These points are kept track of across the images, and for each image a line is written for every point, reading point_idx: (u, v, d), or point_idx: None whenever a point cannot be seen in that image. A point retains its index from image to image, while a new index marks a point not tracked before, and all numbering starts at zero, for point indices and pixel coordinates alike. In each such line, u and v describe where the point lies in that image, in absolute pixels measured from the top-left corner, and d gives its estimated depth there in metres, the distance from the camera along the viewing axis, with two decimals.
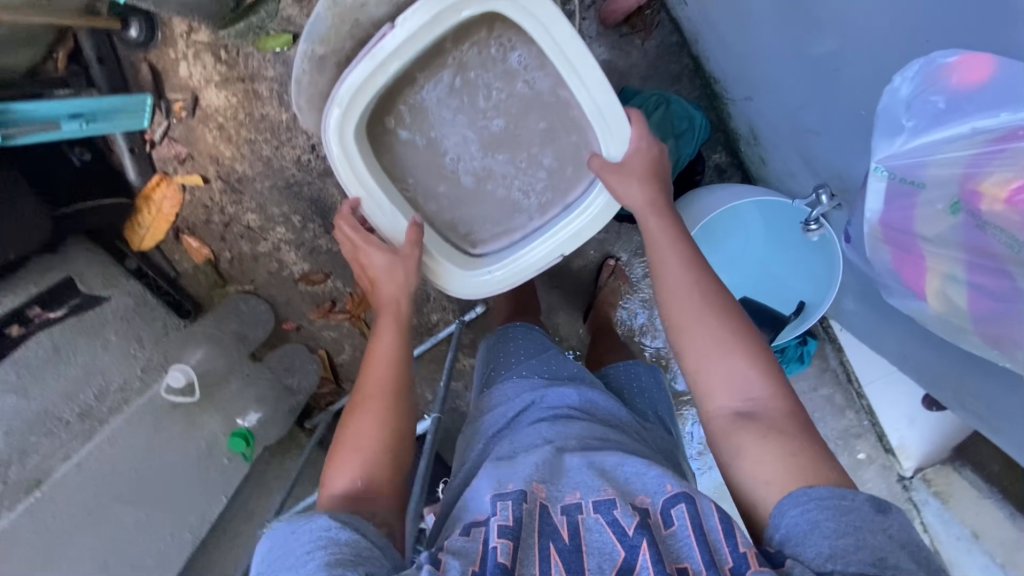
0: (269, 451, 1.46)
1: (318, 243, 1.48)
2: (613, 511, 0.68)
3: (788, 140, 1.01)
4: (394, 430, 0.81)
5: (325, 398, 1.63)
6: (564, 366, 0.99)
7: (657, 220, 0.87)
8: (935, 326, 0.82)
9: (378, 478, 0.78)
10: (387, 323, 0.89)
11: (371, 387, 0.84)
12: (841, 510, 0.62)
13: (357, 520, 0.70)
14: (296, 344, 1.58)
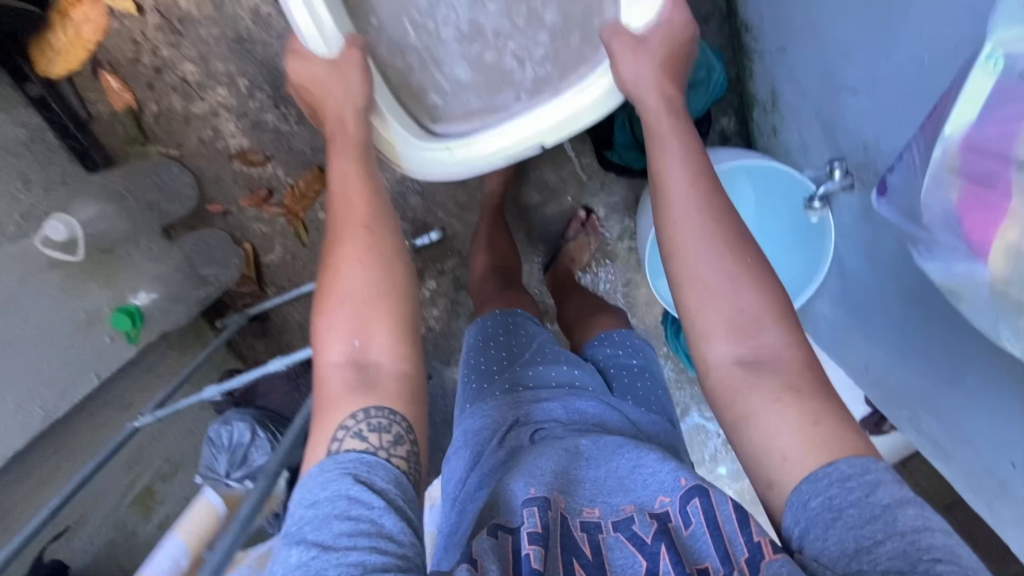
0: (166, 342, 1.31)
1: (264, 118, 1.28)
2: (632, 526, 0.64)
3: (811, 105, 0.89)
4: (377, 264, 0.71)
5: (242, 298, 1.46)
6: (564, 363, 0.92)
7: (667, 122, 0.79)
8: (977, 318, 0.52)
9: (379, 341, 0.67)
10: (346, 162, 0.79)
11: (348, 225, 0.73)
12: (866, 493, 0.56)
13: (372, 464, 0.59)
14: (219, 230, 1.39)
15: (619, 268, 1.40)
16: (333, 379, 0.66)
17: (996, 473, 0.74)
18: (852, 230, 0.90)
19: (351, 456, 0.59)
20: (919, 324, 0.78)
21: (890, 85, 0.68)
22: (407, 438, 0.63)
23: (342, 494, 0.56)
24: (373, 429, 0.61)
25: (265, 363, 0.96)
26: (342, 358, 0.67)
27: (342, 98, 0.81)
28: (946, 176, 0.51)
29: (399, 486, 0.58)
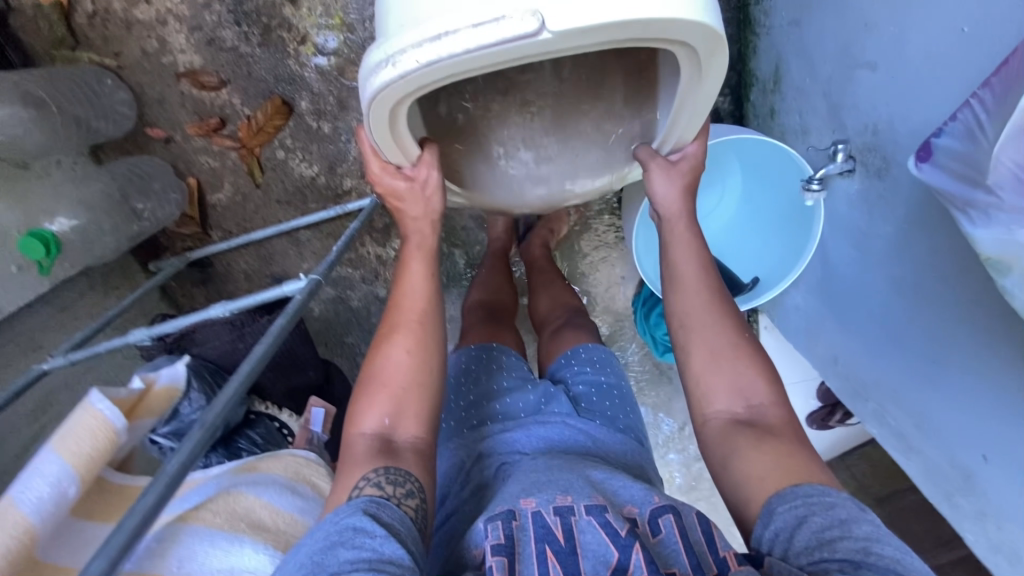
0: (88, 279, 1.18)
1: (221, 35, 1.14)
2: (606, 514, 0.59)
3: (820, 84, 0.86)
4: (428, 361, 0.70)
5: (182, 240, 1.31)
6: (532, 391, 0.86)
7: (685, 227, 0.78)
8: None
9: (408, 424, 0.67)
10: (416, 259, 0.76)
11: (404, 316, 0.72)
12: (824, 508, 0.57)
13: (382, 506, 0.58)
14: (160, 159, 1.23)
15: (595, 245, 1.35)
16: (359, 447, 0.65)
17: (963, 466, 0.75)
18: (841, 218, 0.88)
19: (363, 499, 0.58)
20: (905, 326, 0.78)
21: (918, 60, 0.65)
22: (418, 494, 0.62)
23: (349, 525, 0.55)
24: (390, 481, 0.61)
25: (205, 308, 0.84)
26: (372, 432, 0.66)
27: (416, 215, 0.77)
28: None
29: (404, 523, 0.58)
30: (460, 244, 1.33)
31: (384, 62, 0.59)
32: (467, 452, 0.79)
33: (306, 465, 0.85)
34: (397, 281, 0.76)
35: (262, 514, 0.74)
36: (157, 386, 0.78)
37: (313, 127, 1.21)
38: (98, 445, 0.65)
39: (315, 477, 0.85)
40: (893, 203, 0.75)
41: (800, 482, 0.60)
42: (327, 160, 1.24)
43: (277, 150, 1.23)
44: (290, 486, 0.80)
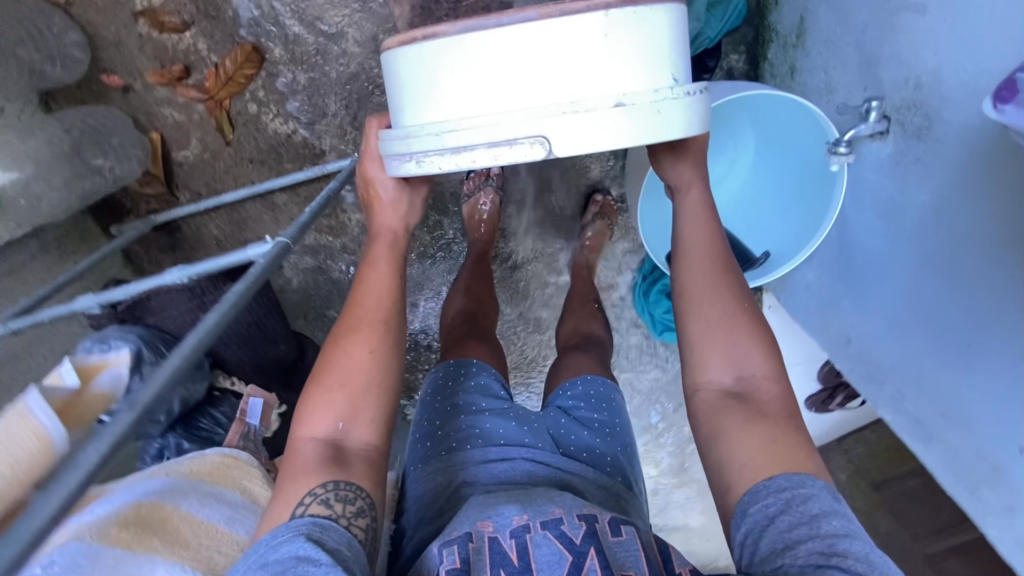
0: (39, 242, 1.07)
1: None
2: (560, 526, 0.59)
3: (852, 35, 0.77)
4: (387, 365, 0.68)
5: (145, 200, 1.21)
6: (513, 418, 0.79)
7: (700, 194, 0.72)
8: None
9: (362, 429, 0.65)
10: (384, 257, 0.74)
11: (367, 315, 0.70)
12: (796, 501, 0.53)
13: (323, 531, 0.56)
14: (118, 109, 1.12)
15: None
16: (307, 455, 0.63)
17: (992, 458, 0.70)
18: (868, 186, 0.80)
19: (306, 519, 0.57)
20: (939, 301, 0.71)
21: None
22: (369, 513, 0.61)
23: (291, 553, 0.52)
24: (338, 498, 0.59)
25: (159, 273, 0.74)
26: (322, 437, 0.64)
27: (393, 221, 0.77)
28: None
29: (350, 548, 0.56)
30: (452, 213, 1.23)
31: (410, 152, 0.61)
32: (439, 480, 0.73)
33: (243, 471, 0.78)
34: (361, 274, 0.73)
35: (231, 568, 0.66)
36: (94, 389, 0.67)
37: (288, 79, 1.10)
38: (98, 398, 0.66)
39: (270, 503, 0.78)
40: (934, 167, 0.67)
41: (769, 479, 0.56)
42: (304, 116, 1.13)
43: (249, 103, 1.12)
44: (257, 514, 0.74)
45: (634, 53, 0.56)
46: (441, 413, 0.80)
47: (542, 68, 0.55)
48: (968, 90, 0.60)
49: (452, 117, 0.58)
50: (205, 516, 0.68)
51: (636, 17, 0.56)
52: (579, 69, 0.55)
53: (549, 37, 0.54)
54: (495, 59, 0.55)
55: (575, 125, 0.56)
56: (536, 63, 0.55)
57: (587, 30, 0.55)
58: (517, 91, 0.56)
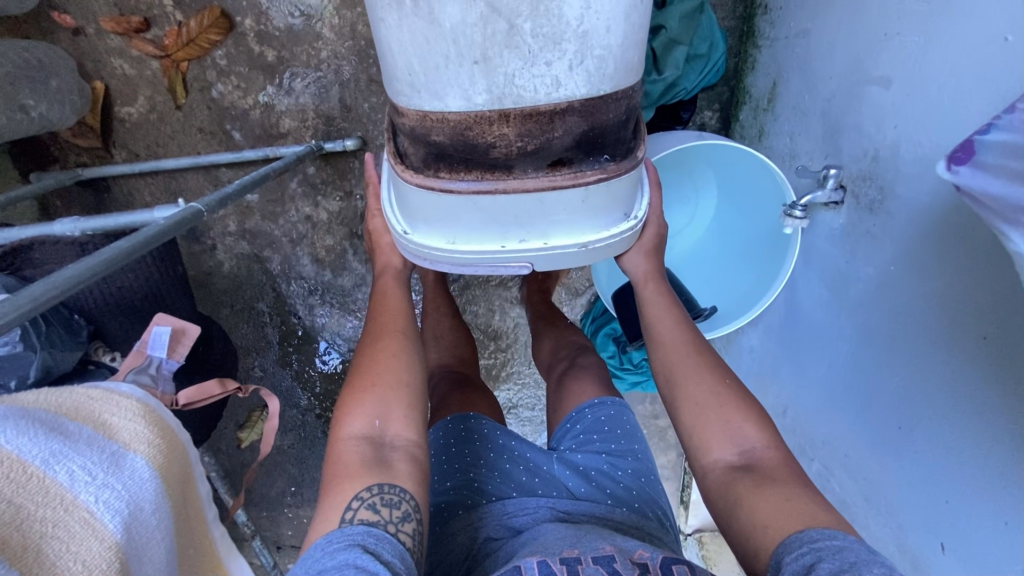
0: None
1: None
2: (614, 564, 0.52)
3: (819, 104, 0.77)
4: (412, 367, 0.69)
5: (78, 150, 1.12)
6: (526, 466, 0.73)
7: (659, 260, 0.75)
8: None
9: (398, 425, 0.63)
10: (393, 285, 0.77)
11: (389, 327, 0.72)
12: (831, 551, 0.46)
13: (383, 544, 0.52)
14: (64, 49, 1.04)
15: None
16: (350, 454, 0.60)
17: (914, 551, 0.67)
18: (818, 253, 0.80)
19: (359, 528, 0.53)
20: (877, 385, 0.68)
21: (943, 74, 0.56)
22: (416, 517, 0.57)
23: (348, 562, 0.49)
24: (386, 503, 0.56)
25: (47, 221, 0.65)
26: (360, 435, 0.62)
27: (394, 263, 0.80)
28: None
29: (404, 562, 0.52)
30: None
31: (421, 257, 0.64)
32: (461, 551, 0.65)
33: (114, 401, 0.56)
34: (372, 301, 0.76)
35: (35, 522, 0.45)
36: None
37: (255, 52, 1.05)
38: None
39: (141, 441, 0.55)
40: (884, 243, 0.66)
41: (803, 524, 0.50)
42: (265, 91, 1.07)
43: (208, 69, 1.06)
44: (109, 455, 0.52)
45: (601, 208, 0.59)
46: (450, 473, 0.72)
47: (531, 221, 0.57)
48: (926, 157, 0.59)
49: (461, 246, 0.59)
50: (18, 449, 0.46)
51: (612, 186, 0.58)
52: (566, 222, 0.58)
53: (542, 203, 0.56)
54: (485, 212, 0.57)
55: (558, 257, 0.60)
56: (531, 218, 0.57)
57: (563, 200, 0.56)
58: (512, 231, 0.58)
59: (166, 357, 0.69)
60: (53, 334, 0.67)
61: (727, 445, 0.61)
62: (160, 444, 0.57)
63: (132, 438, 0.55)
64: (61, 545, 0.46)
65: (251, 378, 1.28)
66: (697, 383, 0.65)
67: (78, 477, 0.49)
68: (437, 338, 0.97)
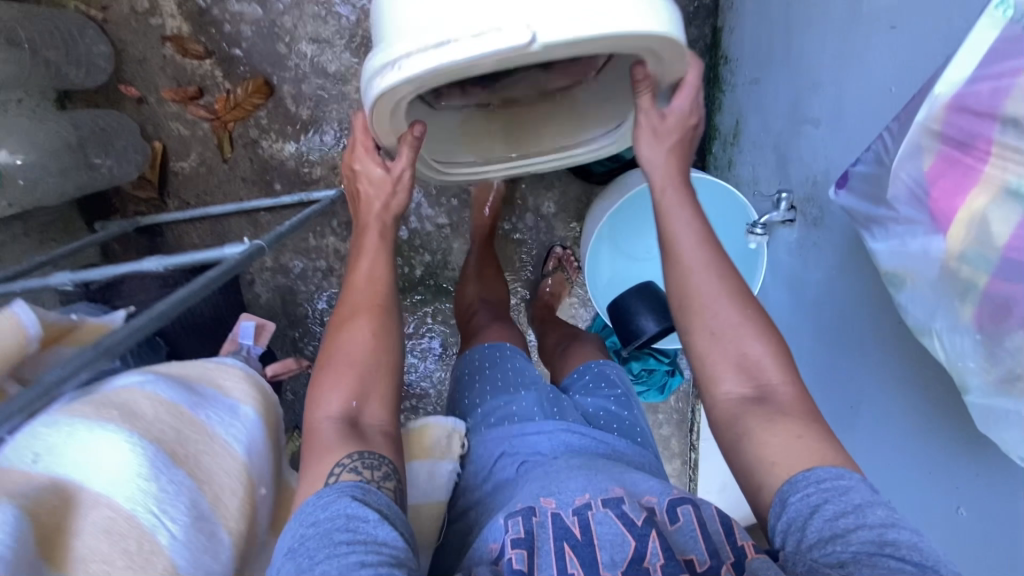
0: (23, 224, 1.11)
1: (210, 8, 1.15)
2: (622, 506, 0.61)
3: (772, 139, 0.92)
4: (391, 342, 0.71)
5: (138, 202, 1.28)
6: (542, 397, 0.85)
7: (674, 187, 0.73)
8: (916, 306, 0.51)
9: (374, 409, 0.68)
10: (376, 249, 0.76)
11: (365, 299, 0.73)
12: (839, 492, 0.54)
13: (369, 492, 0.59)
14: (128, 116, 1.21)
15: (538, 252, 1.35)
16: (326, 433, 0.64)
17: None
18: (782, 265, 0.93)
19: (347, 484, 0.59)
20: (835, 372, 0.81)
21: (853, 116, 0.70)
22: (394, 475, 0.64)
23: (340, 512, 0.56)
24: (366, 466, 0.62)
25: (138, 258, 0.80)
26: (337, 415, 0.66)
27: (383, 207, 0.79)
28: (924, 142, 0.48)
29: (391, 508, 0.60)
30: (422, 250, 1.32)
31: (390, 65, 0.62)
32: (485, 462, 0.80)
33: (223, 370, 0.69)
34: (350, 274, 0.76)
35: (191, 441, 0.59)
36: (94, 322, 0.68)
37: (291, 112, 1.22)
38: (3, 345, 0.53)
39: (249, 398, 0.68)
40: (825, 253, 0.79)
41: (813, 464, 0.57)
42: (299, 145, 1.24)
43: (251, 128, 1.23)
44: (227, 405, 0.65)
45: None
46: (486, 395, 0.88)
47: None
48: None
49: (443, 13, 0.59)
50: (170, 397, 0.60)
51: None
52: None
53: None
54: None
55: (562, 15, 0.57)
56: None
57: None
58: None
59: (253, 344, 0.87)
60: (142, 353, 0.81)
61: (737, 380, 0.65)
62: (263, 403, 0.70)
63: (242, 396, 0.68)
64: (208, 458, 0.60)
65: (287, 400, 1.40)
66: (717, 309, 0.67)
67: (217, 418, 0.62)
68: (479, 277, 1.17)
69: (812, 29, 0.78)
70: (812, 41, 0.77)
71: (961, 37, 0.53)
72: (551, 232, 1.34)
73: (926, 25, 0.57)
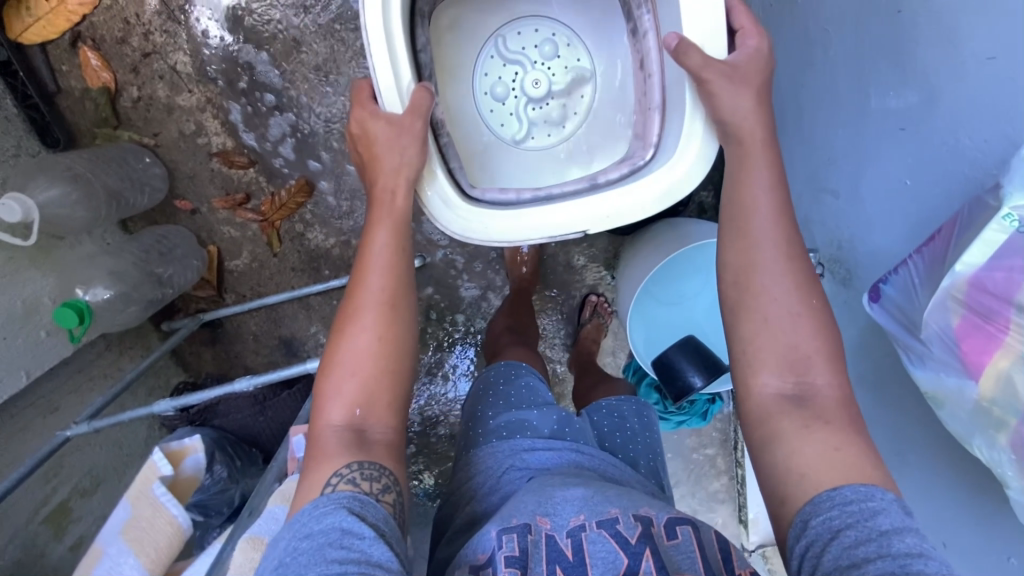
0: (106, 341, 1.19)
1: (249, 121, 1.24)
2: (616, 524, 0.57)
3: (793, 198, 0.98)
4: (395, 348, 0.63)
5: (198, 301, 1.36)
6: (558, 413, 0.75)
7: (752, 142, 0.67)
8: (956, 423, 0.59)
9: (380, 414, 0.62)
10: (381, 229, 0.66)
11: (368, 296, 0.64)
12: (866, 517, 0.52)
13: (366, 505, 0.55)
14: (185, 227, 1.30)
15: (576, 302, 1.42)
16: (329, 440, 0.59)
17: None
18: None
19: (343, 494, 0.56)
20: (877, 418, 0.85)
21: (870, 197, 0.76)
22: (394, 488, 0.59)
23: (334, 526, 0.53)
24: (365, 477, 0.58)
25: (231, 381, 0.90)
26: (340, 423, 0.60)
27: (393, 169, 0.68)
28: (950, 303, 0.56)
29: (387, 523, 0.56)
30: (465, 314, 1.39)
31: None
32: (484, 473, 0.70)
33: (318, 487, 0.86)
34: (361, 262, 0.66)
35: None
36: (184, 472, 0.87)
37: (331, 204, 1.30)
38: (168, 545, 0.79)
39: None
40: (856, 310, 0.84)
41: (839, 482, 0.55)
42: (341, 232, 1.32)
43: (297, 223, 1.32)
44: None
45: None
46: (498, 406, 0.77)
47: None
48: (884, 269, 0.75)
49: None
50: None
51: None
52: None
53: None
54: None
55: None
56: None
57: None
58: None
59: None
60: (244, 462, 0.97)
61: (778, 372, 0.61)
62: None
63: None
64: None
65: None
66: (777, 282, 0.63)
67: None
68: (511, 313, 1.19)
69: (819, 111, 0.84)
70: (821, 122, 0.84)
71: (988, 169, 0.58)
72: (585, 283, 1.41)
73: (932, 132, 0.63)
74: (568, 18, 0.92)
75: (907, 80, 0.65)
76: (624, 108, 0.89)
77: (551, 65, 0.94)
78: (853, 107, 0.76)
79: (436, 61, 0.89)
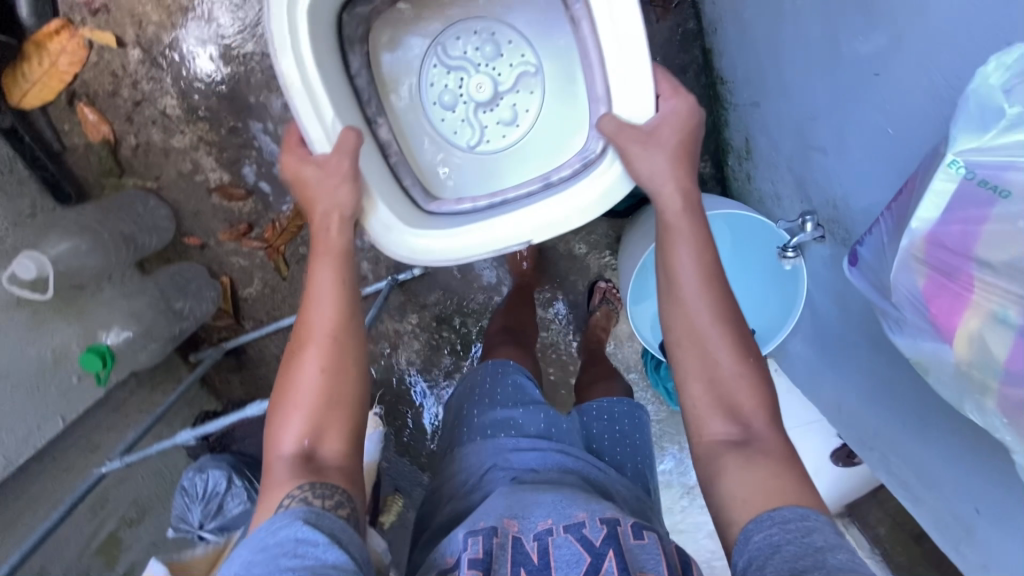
0: (137, 378, 1.26)
1: (240, 152, 1.27)
2: (582, 529, 0.55)
3: (785, 159, 0.92)
4: (342, 377, 0.66)
5: (218, 331, 1.41)
6: (544, 415, 0.74)
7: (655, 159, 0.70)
8: (942, 389, 0.56)
9: (332, 441, 0.64)
10: (321, 265, 0.69)
11: (314, 330, 0.67)
12: (801, 533, 0.51)
13: (319, 514, 0.55)
14: (196, 262, 1.36)
15: (585, 290, 1.40)
16: (280, 468, 0.62)
17: (962, 519, 0.76)
18: (823, 278, 0.92)
19: (297, 507, 0.56)
20: (893, 382, 0.80)
21: (855, 150, 0.71)
22: (348, 504, 0.59)
23: (289, 536, 0.52)
24: (319, 495, 0.58)
25: (243, 408, 0.92)
26: (291, 452, 0.62)
27: (326, 207, 0.70)
28: (914, 264, 0.54)
29: (346, 533, 0.55)
30: (473, 315, 1.39)
31: None
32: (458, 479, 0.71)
33: None
34: (306, 299, 0.69)
35: None
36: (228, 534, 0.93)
37: None
38: None
39: None
40: None
41: (777, 504, 0.55)
42: None
43: (300, 245, 1.35)
44: None
45: None
46: (477, 411, 0.77)
47: None
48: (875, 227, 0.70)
49: None
50: None
51: None
52: None
53: None
54: None
55: None
56: None
57: None
58: None
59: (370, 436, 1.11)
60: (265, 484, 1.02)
61: (723, 375, 0.64)
62: None
63: None
64: None
65: None
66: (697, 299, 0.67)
67: None
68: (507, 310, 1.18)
69: (796, 65, 0.79)
70: (799, 76, 0.79)
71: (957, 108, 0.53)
72: (591, 271, 1.38)
73: (910, 70, 0.58)
74: (507, 14, 0.89)
75: (876, 20, 0.61)
76: (569, 104, 0.87)
77: (495, 65, 0.92)
78: (827, 58, 0.71)
79: (375, 81, 0.88)
